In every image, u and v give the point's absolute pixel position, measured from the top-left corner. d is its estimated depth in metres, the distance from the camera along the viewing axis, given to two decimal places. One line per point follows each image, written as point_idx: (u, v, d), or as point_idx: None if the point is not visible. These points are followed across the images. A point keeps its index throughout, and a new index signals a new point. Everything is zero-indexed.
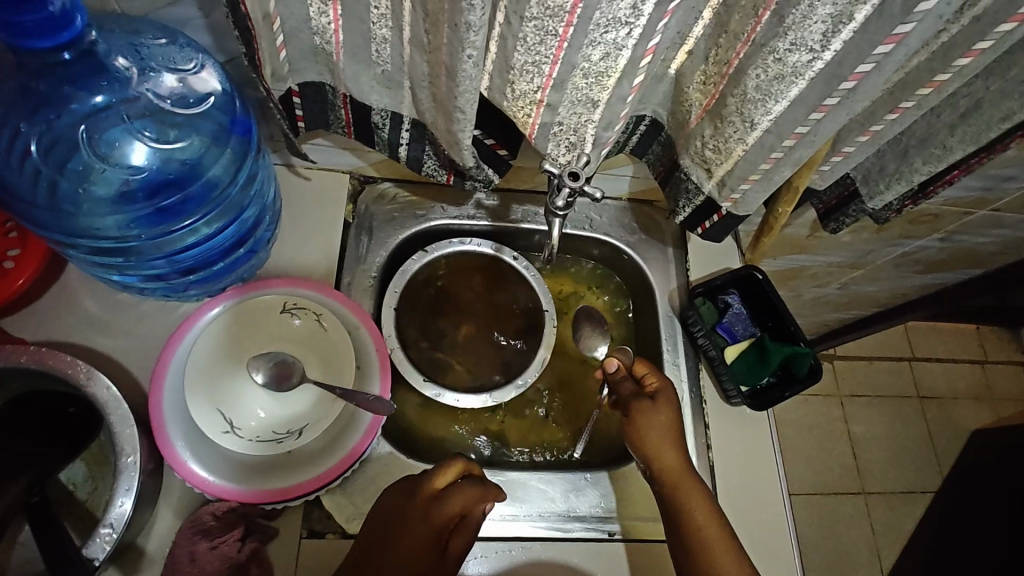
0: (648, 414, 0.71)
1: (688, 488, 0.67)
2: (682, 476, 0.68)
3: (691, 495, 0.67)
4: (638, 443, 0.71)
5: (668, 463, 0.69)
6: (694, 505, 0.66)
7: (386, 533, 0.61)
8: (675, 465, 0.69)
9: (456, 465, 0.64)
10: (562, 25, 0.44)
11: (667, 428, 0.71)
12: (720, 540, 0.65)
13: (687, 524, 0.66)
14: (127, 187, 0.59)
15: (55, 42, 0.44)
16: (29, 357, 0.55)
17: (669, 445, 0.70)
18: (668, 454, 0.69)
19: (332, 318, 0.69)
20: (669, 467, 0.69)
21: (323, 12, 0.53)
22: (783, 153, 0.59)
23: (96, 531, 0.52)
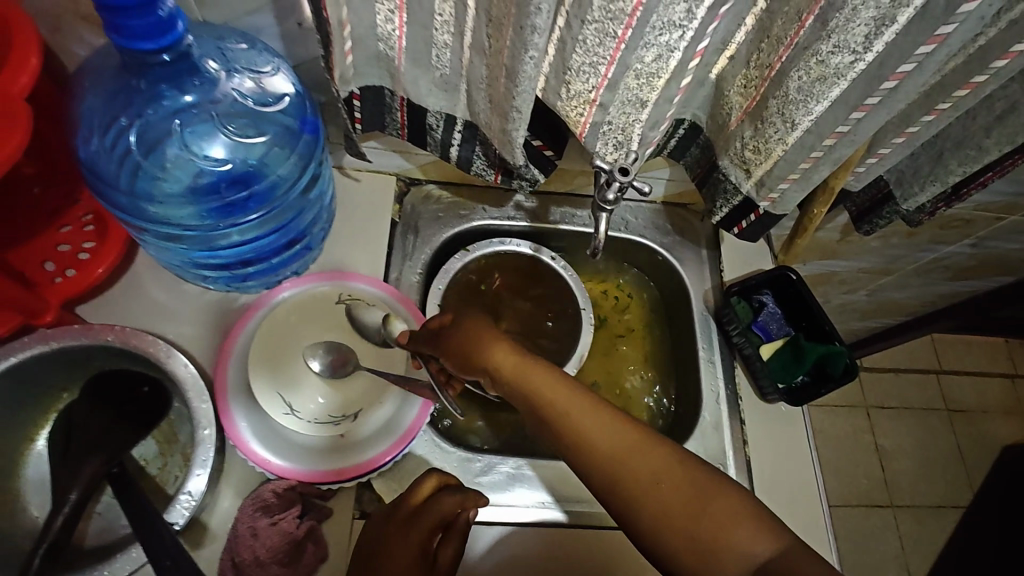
0: (471, 331, 0.62)
1: (539, 384, 0.54)
2: (541, 381, 0.54)
3: (548, 389, 0.53)
4: (477, 368, 0.60)
5: (510, 365, 0.56)
6: (552, 395, 0.52)
7: (368, 560, 0.59)
8: (538, 373, 0.55)
9: (432, 476, 0.63)
10: (621, 27, 0.47)
11: (500, 347, 0.59)
12: (614, 435, 0.48)
13: (556, 419, 0.51)
14: (204, 180, 0.63)
15: (156, 45, 0.48)
16: (114, 335, 0.60)
17: (505, 358, 0.57)
18: (500, 357, 0.57)
19: (385, 309, 0.73)
20: (536, 380, 0.54)
21: (389, 19, 0.58)
22: (822, 153, 0.62)
23: (176, 498, 0.58)
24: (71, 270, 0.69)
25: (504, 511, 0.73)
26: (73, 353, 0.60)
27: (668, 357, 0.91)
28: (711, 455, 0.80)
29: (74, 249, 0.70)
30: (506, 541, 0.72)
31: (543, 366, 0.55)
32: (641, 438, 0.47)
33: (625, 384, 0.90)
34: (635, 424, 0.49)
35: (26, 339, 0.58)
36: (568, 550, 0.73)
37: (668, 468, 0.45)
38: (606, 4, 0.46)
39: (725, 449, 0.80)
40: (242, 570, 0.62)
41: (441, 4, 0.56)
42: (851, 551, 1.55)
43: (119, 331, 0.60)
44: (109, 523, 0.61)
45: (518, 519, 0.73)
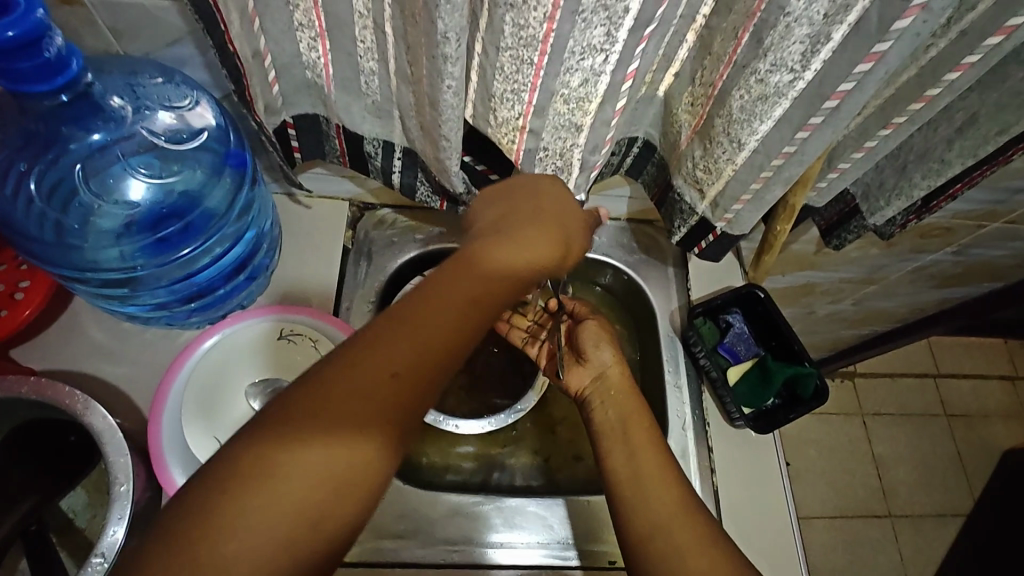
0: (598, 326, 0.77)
1: (628, 399, 0.71)
2: (628, 407, 0.70)
3: (634, 418, 0.68)
4: (596, 357, 0.75)
5: (616, 365, 0.74)
6: (635, 420, 0.68)
7: (439, 301, 0.47)
8: (625, 397, 0.71)
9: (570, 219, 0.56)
10: (536, 54, 0.45)
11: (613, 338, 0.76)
12: (667, 487, 0.62)
13: (632, 477, 0.63)
14: (125, 222, 0.60)
15: (51, 86, 0.46)
16: (29, 387, 0.55)
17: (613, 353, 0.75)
18: (611, 359, 0.74)
19: (326, 343, 0.70)
20: (621, 399, 0.71)
21: (312, 46, 0.55)
22: (773, 173, 0.59)
23: (88, 561, 0.52)
24: (2, 311, 0.66)
25: (463, 553, 0.71)
26: None
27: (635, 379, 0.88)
28: None
29: (8, 289, 0.67)
30: None
31: (632, 398, 0.71)
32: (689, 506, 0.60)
33: None
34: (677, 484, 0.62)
35: None
36: None
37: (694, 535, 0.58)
38: (517, 30, 0.43)
39: (693, 479, 0.76)
40: None
41: (362, 30, 0.53)
42: (848, 566, 1.51)
43: (36, 382, 0.55)
44: None
45: (474, 562, 0.71)
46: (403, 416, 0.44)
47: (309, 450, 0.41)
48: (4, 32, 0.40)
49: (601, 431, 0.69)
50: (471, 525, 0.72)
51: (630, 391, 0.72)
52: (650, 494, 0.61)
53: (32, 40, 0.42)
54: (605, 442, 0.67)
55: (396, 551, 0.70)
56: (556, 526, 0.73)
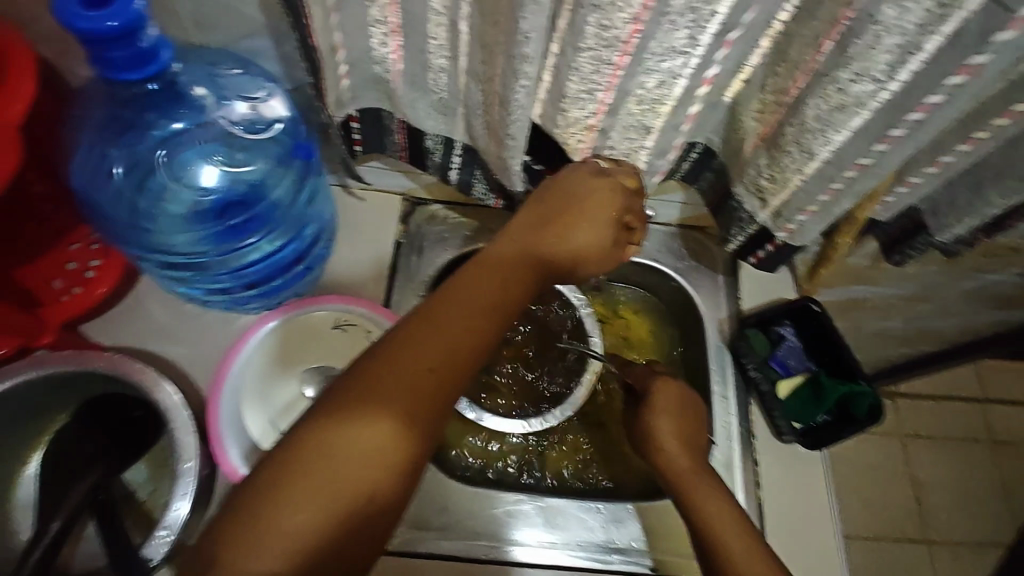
0: (657, 416, 0.65)
1: (699, 492, 0.59)
2: (697, 493, 0.59)
3: (706, 504, 0.58)
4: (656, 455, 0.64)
5: (678, 466, 0.62)
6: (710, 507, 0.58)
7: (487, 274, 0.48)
8: (712, 495, 0.59)
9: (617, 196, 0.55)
10: (617, 54, 0.45)
11: (675, 428, 0.64)
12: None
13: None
14: (199, 207, 0.62)
15: (141, 75, 0.47)
16: (103, 362, 0.58)
17: (679, 444, 0.63)
18: (676, 459, 0.62)
19: (381, 335, 0.71)
20: (708, 499, 0.58)
21: (383, 42, 0.56)
22: (844, 184, 0.57)
23: (154, 532, 0.54)
24: (78, 288, 0.70)
25: (500, 550, 0.71)
26: (65, 378, 0.59)
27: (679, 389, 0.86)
28: None
29: (80, 267, 0.70)
30: None
31: (716, 491, 0.59)
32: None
33: None
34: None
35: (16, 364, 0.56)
36: None
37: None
38: (601, 31, 0.44)
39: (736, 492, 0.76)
40: None
41: (435, 27, 0.53)
42: None
43: (109, 358, 0.58)
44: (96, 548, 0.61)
45: (515, 560, 0.71)
46: (481, 362, 0.45)
47: (395, 395, 0.41)
48: (107, 22, 0.42)
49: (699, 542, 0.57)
50: (508, 522, 0.73)
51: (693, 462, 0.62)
52: None
53: (129, 32, 0.44)
54: (711, 558, 0.55)
55: (434, 543, 0.71)
56: (591, 526, 0.73)
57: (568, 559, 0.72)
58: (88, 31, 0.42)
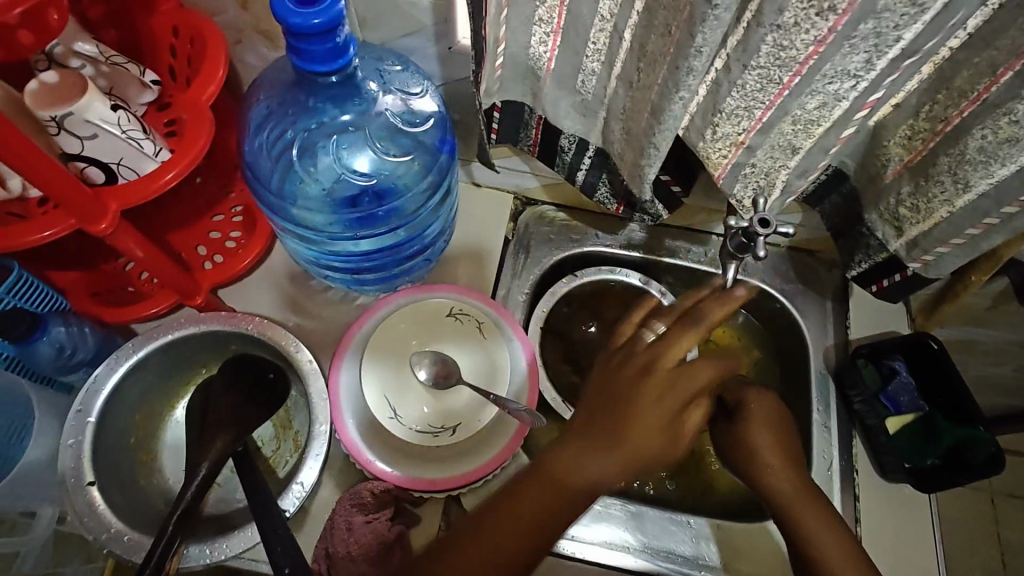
0: (756, 432, 0.63)
1: (803, 520, 0.59)
2: (810, 517, 0.59)
3: (813, 525, 0.59)
4: (754, 475, 0.62)
5: (785, 493, 0.61)
6: (812, 529, 0.59)
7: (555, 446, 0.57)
8: (818, 520, 0.59)
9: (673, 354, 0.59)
10: (788, 74, 0.46)
11: (771, 444, 0.63)
12: None
13: None
14: (353, 189, 0.68)
15: (329, 67, 0.51)
16: (254, 325, 0.64)
17: (778, 458, 0.62)
18: (781, 483, 0.61)
19: (494, 328, 0.73)
20: (813, 527, 0.59)
21: (543, 41, 0.58)
22: (999, 220, 0.55)
23: (289, 486, 0.60)
24: (219, 256, 0.76)
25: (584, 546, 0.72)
26: (215, 335, 0.65)
27: None
28: None
29: (223, 237, 0.77)
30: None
31: (828, 522, 0.59)
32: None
33: None
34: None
35: (181, 319, 0.63)
36: None
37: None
38: (777, 51, 0.44)
39: None
40: (335, 561, 0.63)
41: (597, 33, 0.55)
42: None
43: (260, 322, 0.64)
44: (227, 495, 0.66)
45: (598, 560, 0.72)
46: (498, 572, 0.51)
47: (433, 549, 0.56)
48: (313, 19, 0.47)
49: (808, 566, 0.58)
50: (593, 527, 0.73)
51: (795, 479, 0.61)
52: None
53: (330, 28, 0.48)
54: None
55: None
56: (677, 539, 0.73)
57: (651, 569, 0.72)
58: (295, 25, 0.47)
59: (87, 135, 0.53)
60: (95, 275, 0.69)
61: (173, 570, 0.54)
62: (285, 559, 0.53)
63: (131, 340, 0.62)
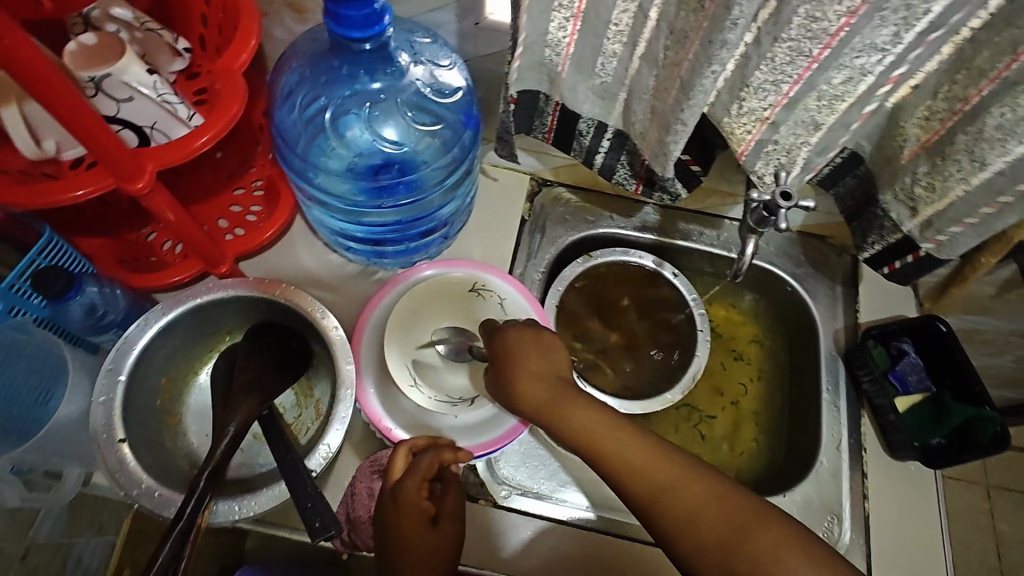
0: (514, 349, 0.60)
1: (574, 416, 0.53)
2: (578, 414, 0.53)
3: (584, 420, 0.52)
4: (546, 411, 0.55)
5: (540, 403, 0.55)
6: (574, 412, 0.53)
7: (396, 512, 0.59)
8: (587, 412, 0.52)
9: (402, 447, 0.62)
10: (819, 46, 0.48)
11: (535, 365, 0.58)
12: (664, 466, 0.47)
13: (597, 456, 0.50)
14: (379, 159, 0.69)
15: (363, 34, 0.52)
16: (280, 291, 0.64)
17: (537, 370, 0.57)
18: (535, 394, 0.56)
19: (515, 305, 0.74)
20: (583, 419, 0.52)
21: (562, 26, 0.57)
22: (1013, 199, 0.57)
23: (316, 446, 0.60)
24: (240, 230, 0.77)
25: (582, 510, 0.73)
26: (242, 301, 0.65)
27: (781, 395, 0.87)
28: (827, 502, 0.76)
29: (244, 210, 0.78)
30: (579, 545, 0.71)
31: (583, 403, 0.53)
32: (739, 502, 0.44)
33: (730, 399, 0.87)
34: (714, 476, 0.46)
35: (209, 283, 0.63)
36: (648, 558, 0.71)
37: (784, 543, 0.42)
38: (808, 22, 0.46)
39: (842, 500, 0.75)
40: (355, 525, 0.65)
41: (620, 14, 0.55)
42: None
43: (286, 288, 0.64)
44: (249, 460, 0.67)
45: (596, 526, 0.72)
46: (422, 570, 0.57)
47: None
48: None
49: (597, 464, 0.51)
50: (537, 477, 0.75)
51: (544, 380, 0.56)
52: (657, 486, 0.46)
53: None
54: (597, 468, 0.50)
55: (528, 501, 0.73)
56: (624, 504, 0.74)
57: (596, 529, 0.72)
58: None
59: (123, 98, 0.55)
60: (119, 244, 0.71)
61: (204, 525, 0.55)
62: (314, 515, 0.56)
63: (160, 303, 0.62)
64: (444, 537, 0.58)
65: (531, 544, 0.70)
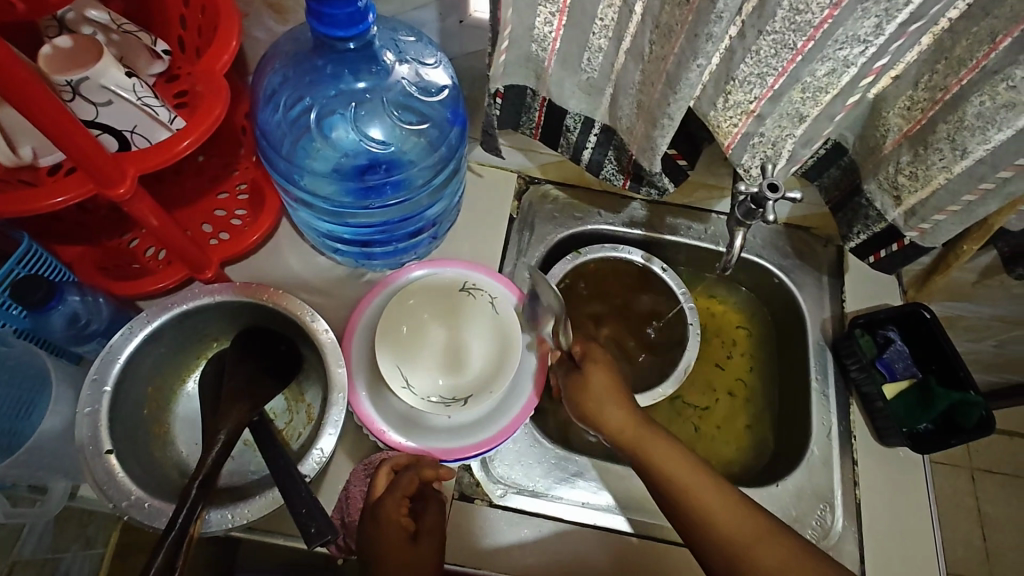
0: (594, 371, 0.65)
1: (653, 448, 0.59)
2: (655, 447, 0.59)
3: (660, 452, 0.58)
4: (617, 433, 0.62)
5: (618, 424, 0.62)
6: (654, 444, 0.59)
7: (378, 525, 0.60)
8: (672, 455, 0.58)
9: (384, 465, 0.63)
10: (803, 39, 0.48)
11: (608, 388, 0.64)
12: (729, 506, 0.54)
13: (667, 482, 0.57)
14: (365, 160, 0.69)
15: (347, 33, 0.52)
16: (268, 295, 0.63)
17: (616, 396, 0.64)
18: (616, 416, 0.62)
19: (506, 304, 0.73)
20: (670, 461, 0.57)
21: (548, 21, 0.57)
22: (994, 185, 0.58)
23: (309, 451, 0.59)
24: (225, 234, 0.75)
25: (579, 506, 0.73)
26: (229, 307, 0.64)
27: (771, 386, 0.88)
28: (820, 490, 0.76)
29: (229, 214, 0.77)
30: (576, 540, 0.71)
31: (661, 438, 0.60)
32: (795, 549, 0.51)
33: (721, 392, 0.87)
34: (787, 536, 0.52)
35: (195, 289, 0.62)
36: (643, 550, 0.71)
37: None
38: (792, 15, 0.47)
39: (834, 488, 0.76)
40: (350, 530, 0.65)
41: (606, 8, 0.55)
42: None
43: (274, 292, 0.63)
44: (241, 467, 0.66)
45: (593, 522, 0.73)
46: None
47: None
48: None
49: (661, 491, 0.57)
50: (532, 474, 0.74)
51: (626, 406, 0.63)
52: (721, 527, 0.53)
53: None
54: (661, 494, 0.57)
55: (524, 500, 0.73)
56: (619, 499, 0.74)
57: (593, 524, 0.72)
58: None
59: (101, 101, 0.54)
60: (100, 252, 0.69)
61: (196, 535, 0.54)
62: (310, 521, 0.55)
63: (144, 311, 0.61)
64: (422, 553, 0.58)
65: (527, 542, 0.70)
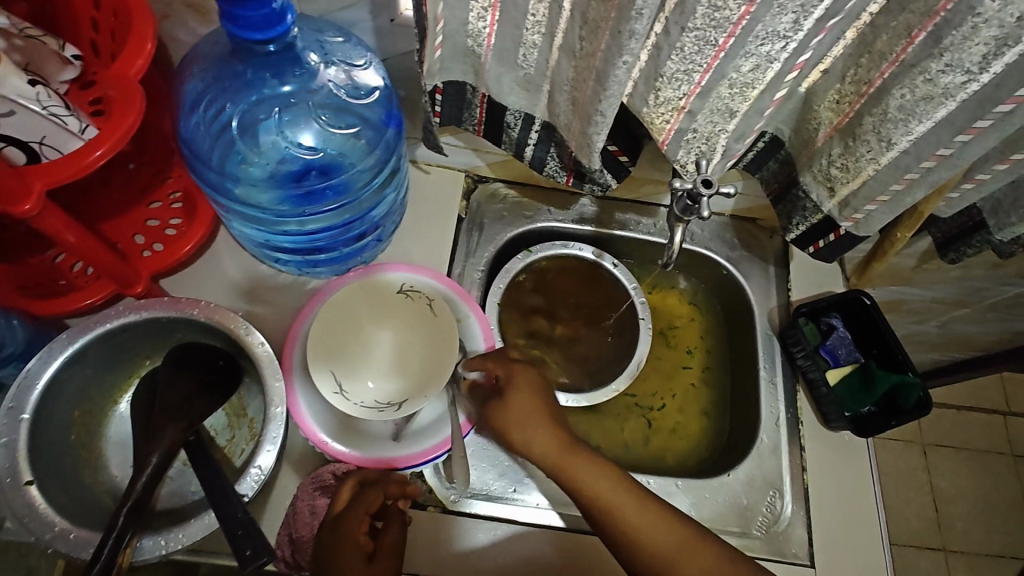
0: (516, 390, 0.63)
1: (579, 469, 0.59)
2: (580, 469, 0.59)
3: (587, 475, 0.58)
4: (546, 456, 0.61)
5: (545, 449, 0.60)
6: (582, 467, 0.59)
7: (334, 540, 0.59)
8: (598, 475, 0.59)
9: (350, 479, 0.62)
10: (723, 35, 0.48)
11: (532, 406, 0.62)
12: (659, 519, 0.56)
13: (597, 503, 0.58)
14: (295, 165, 0.67)
15: (265, 35, 0.50)
16: (199, 310, 0.61)
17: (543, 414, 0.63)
18: (541, 440, 0.61)
19: (443, 304, 0.70)
20: (598, 483, 0.58)
21: (481, 16, 0.56)
22: (919, 175, 0.59)
23: (247, 470, 0.58)
24: (159, 245, 0.72)
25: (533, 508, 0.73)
26: (160, 323, 0.62)
27: (723, 376, 0.89)
28: (768, 478, 0.78)
29: (162, 224, 0.73)
30: (531, 541, 0.71)
31: (589, 457, 0.59)
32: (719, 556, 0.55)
33: (673, 384, 0.88)
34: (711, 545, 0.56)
35: (119, 307, 0.59)
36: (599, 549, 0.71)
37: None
38: (712, 12, 0.47)
39: (782, 475, 0.78)
40: (298, 546, 0.63)
41: (536, 4, 0.55)
42: None
43: (206, 306, 0.61)
44: (181, 487, 0.64)
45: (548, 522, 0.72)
46: None
47: None
48: None
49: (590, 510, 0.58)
50: (486, 479, 0.74)
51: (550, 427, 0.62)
52: (651, 543, 0.55)
53: None
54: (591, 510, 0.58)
55: (478, 504, 0.72)
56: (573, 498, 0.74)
57: (548, 524, 0.72)
58: None
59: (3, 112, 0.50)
60: (21, 270, 0.65)
61: (125, 565, 0.52)
62: (246, 543, 0.54)
63: (66, 331, 0.58)
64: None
65: (482, 546, 0.70)
